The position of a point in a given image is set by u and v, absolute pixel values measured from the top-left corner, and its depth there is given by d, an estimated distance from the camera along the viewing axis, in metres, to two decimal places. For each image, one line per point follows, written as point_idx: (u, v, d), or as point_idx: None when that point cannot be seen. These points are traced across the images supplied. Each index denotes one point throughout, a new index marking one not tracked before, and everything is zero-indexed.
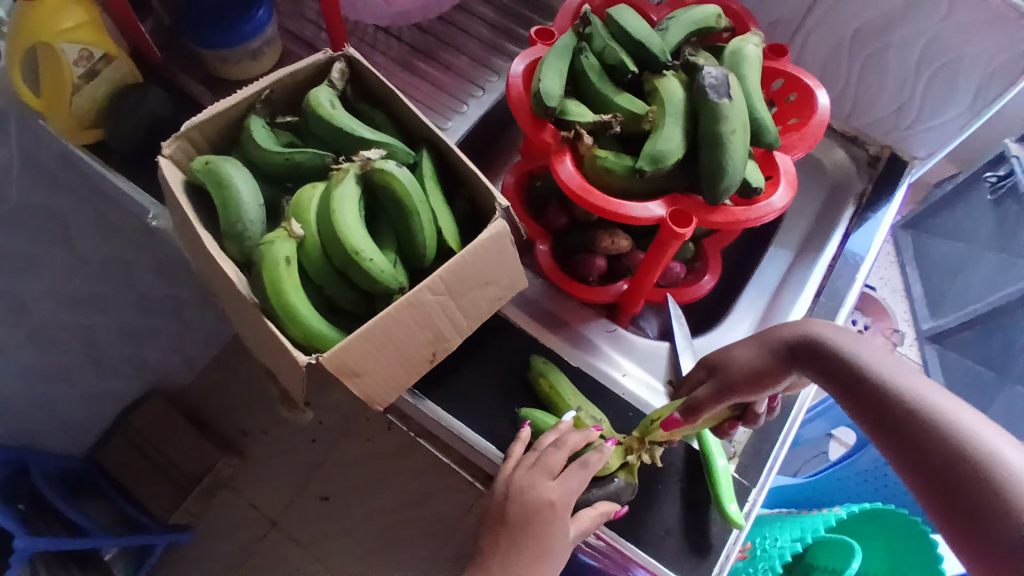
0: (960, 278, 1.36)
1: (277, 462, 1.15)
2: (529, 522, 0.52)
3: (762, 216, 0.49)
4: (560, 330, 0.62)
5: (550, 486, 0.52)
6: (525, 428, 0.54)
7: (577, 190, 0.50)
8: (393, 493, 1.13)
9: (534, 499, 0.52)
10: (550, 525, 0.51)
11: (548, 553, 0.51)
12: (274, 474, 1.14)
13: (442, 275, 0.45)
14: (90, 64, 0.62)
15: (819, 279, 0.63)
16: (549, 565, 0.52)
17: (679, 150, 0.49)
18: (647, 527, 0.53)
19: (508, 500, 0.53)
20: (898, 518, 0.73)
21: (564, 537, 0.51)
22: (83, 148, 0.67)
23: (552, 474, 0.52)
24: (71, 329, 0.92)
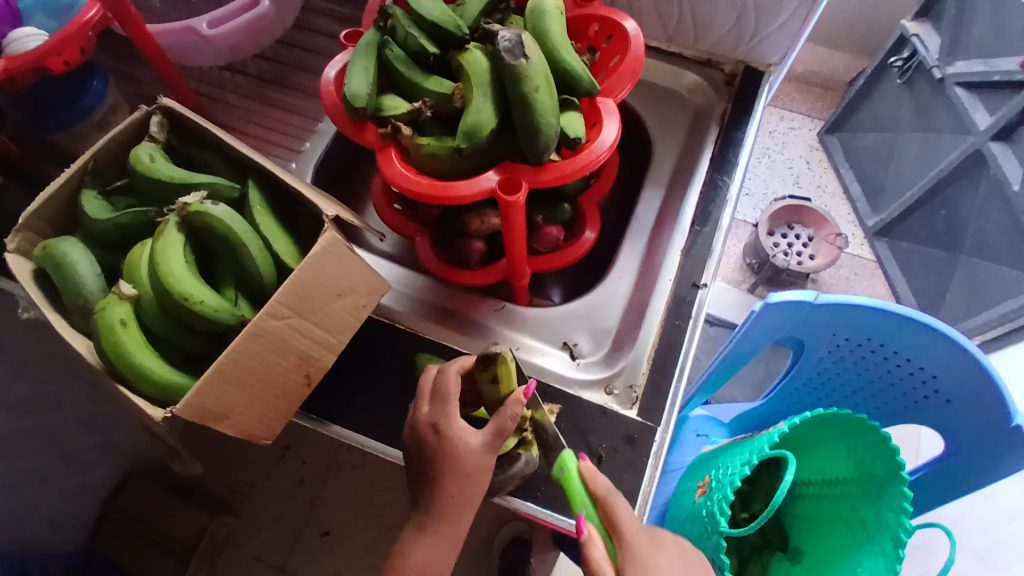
0: (891, 165, 1.35)
1: (267, 514, 1.11)
2: (430, 446, 0.49)
3: (590, 162, 0.48)
4: (453, 320, 0.62)
5: (453, 410, 0.49)
6: (425, 375, 0.51)
7: (405, 181, 0.49)
8: (388, 511, 1.10)
9: (451, 428, 0.49)
10: (450, 439, 0.48)
11: (472, 464, 0.49)
12: (269, 524, 1.11)
13: (280, 299, 0.45)
14: None
15: (693, 206, 0.63)
16: (477, 481, 0.49)
17: (492, 118, 0.48)
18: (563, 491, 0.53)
19: (416, 436, 0.49)
20: (846, 420, 0.71)
21: (469, 443, 0.48)
22: None
23: (446, 399, 0.49)
24: None
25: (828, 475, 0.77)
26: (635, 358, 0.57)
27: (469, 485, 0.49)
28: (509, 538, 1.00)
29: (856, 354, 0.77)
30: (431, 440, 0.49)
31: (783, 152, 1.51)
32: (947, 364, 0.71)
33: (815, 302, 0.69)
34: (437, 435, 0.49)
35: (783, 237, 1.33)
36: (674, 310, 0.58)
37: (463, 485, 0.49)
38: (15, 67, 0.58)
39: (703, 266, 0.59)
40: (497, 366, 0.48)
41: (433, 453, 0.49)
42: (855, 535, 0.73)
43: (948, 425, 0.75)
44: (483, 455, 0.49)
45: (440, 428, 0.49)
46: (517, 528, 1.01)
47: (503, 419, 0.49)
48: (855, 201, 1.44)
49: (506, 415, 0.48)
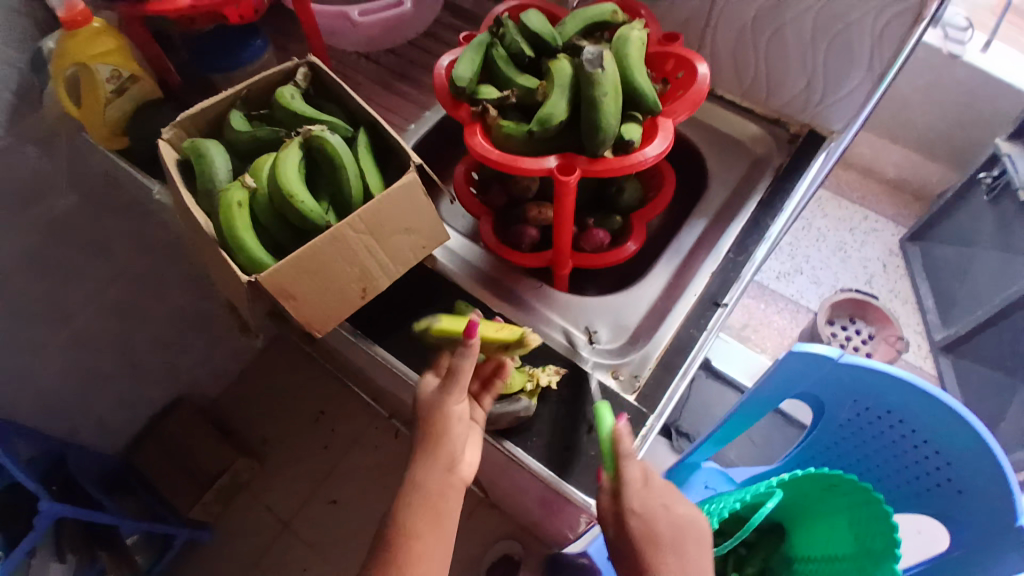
0: (968, 279, 1.33)
1: (292, 472, 1.28)
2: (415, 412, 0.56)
3: (639, 162, 0.56)
4: (497, 289, 0.70)
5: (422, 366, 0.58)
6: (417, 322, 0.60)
7: (481, 150, 0.58)
8: (394, 497, 1.24)
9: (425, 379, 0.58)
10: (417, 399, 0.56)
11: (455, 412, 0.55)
12: (292, 480, 1.27)
13: (361, 215, 0.54)
14: (120, 83, 0.76)
15: (733, 237, 0.68)
16: (441, 427, 0.54)
17: (565, 113, 0.58)
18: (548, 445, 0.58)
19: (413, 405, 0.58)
20: (851, 487, 0.72)
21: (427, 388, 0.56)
22: (113, 152, 0.81)
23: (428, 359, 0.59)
24: (109, 332, 1.06)
25: (829, 549, 0.78)
26: (645, 353, 0.62)
27: (456, 441, 0.54)
28: (498, 554, 1.13)
29: (874, 427, 0.77)
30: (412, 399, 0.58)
31: (861, 250, 1.49)
32: (965, 452, 0.71)
33: (840, 360, 0.70)
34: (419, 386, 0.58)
35: (843, 329, 1.29)
36: (692, 319, 0.63)
37: (446, 442, 0.54)
38: (199, 6, 0.71)
39: (728, 288, 0.64)
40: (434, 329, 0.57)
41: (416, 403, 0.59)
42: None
43: (957, 516, 0.74)
44: (454, 401, 0.54)
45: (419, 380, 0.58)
46: (509, 547, 1.13)
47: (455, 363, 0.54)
48: (926, 311, 1.41)
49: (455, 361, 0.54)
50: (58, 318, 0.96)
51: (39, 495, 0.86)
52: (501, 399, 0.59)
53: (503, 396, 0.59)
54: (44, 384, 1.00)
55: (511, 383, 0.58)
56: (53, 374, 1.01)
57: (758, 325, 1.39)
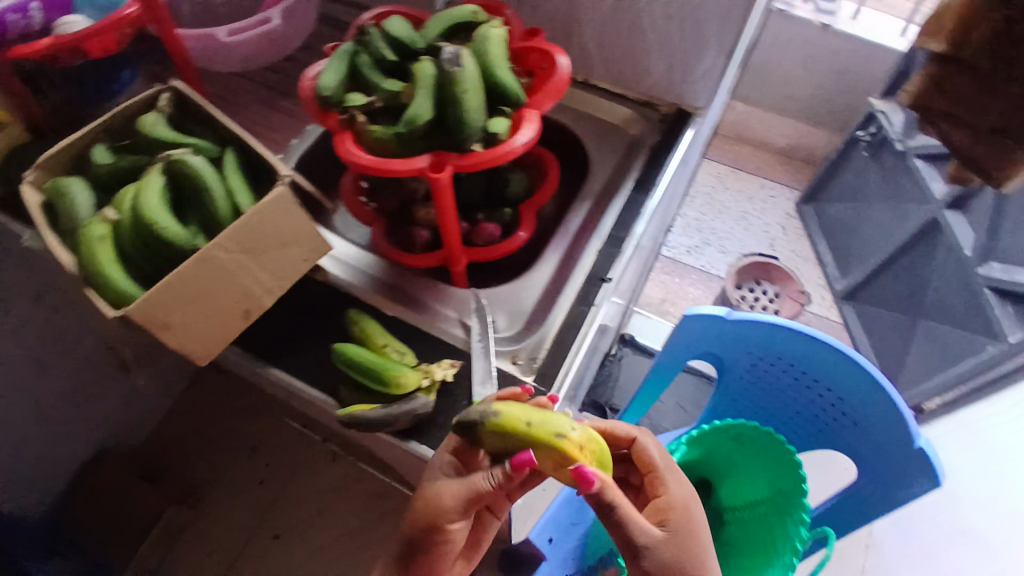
0: (859, 232, 1.42)
1: (229, 512, 1.23)
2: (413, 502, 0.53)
3: (507, 151, 0.57)
4: (396, 295, 0.69)
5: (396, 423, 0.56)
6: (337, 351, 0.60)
7: (352, 156, 0.58)
8: (341, 519, 1.22)
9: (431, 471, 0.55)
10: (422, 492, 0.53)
11: (455, 534, 0.51)
12: (230, 520, 1.23)
13: (231, 234, 0.53)
14: None
15: (614, 215, 0.71)
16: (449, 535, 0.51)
17: (430, 113, 0.58)
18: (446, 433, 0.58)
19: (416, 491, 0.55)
20: (755, 434, 0.78)
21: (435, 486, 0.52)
22: None
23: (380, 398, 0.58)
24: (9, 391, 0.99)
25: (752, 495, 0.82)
26: (540, 338, 0.64)
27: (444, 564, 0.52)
28: None
29: (770, 374, 0.83)
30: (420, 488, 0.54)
31: (762, 217, 1.58)
32: (853, 388, 0.76)
33: (729, 317, 0.76)
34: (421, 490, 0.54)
35: (749, 293, 1.36)
36: (581, 296, 0.66)
37: (439, 559, 0.51)
38: (57, 45, 0.69)
39: (611, 264, 0.67)
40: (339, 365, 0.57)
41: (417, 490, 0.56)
42: (769, 550, 0.77)
43: (861, 449, 0.79)
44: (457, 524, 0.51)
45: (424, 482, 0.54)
46: None
47: (476, 485, 0.50)
48: (825, 265, 1.50)
49: (483, 483, 0.50)
50: None
51: None
52: (396, 400, 0.56)
53: (400, 395, 0.57)
54: None
55: (405, 382, 0.56)
56: None
57: (676, 300, 1.45)
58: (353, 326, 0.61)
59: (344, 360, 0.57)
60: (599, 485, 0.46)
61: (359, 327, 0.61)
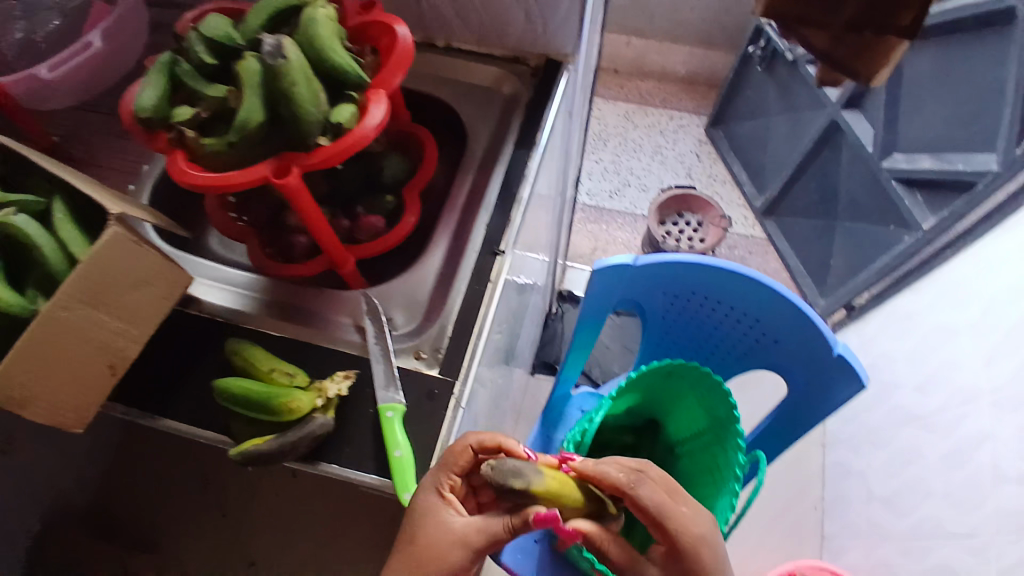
0: (768, 146, 1.44)
1: None
2: (411, 541, 0.47)
3: (355, 141, 0.53)
4: (283, 312, 0.64)
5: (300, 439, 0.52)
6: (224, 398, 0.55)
7: (189, 175, 0.53)
8: None
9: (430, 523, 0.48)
10: (426, 530, 0.47)
11: None
12: None
13: (68, 290, 0.49)
14: None
15: (498, 182, 0.68)
16: None
17: (262, 113, 0.54)
18: (353, 446, 0.55)
19: (411, 524, 0.48)
20: (688, 371, 0.78)
21: (450, 527, 0.47)
22: None
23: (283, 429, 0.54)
24: None
25: (694, 427, 0.83)
26: (441, 326, 0.61)
27: None
28: None
29: (691, 310, 0.83)
30: (421, 523, 0.48)
31: (675, 148, 1.57)
32: (768, 309, 0.77)
33: (637, 263, 0.75)
34: (420, 546, 0.47)
35: (674, 226, 1.36)
36: (476, 274, 0.63)
37: None
38: None
39: (502, 234, 0.64)
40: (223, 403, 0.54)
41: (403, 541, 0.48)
42: (719, 479, 0.77)
43: (786, 368, 0.81)
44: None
45: (425, 539, 0.47)
46: None
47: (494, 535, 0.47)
48: (743, 185, 1.52)
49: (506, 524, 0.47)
50: None
51: None
52: (293, 425, 0.54)
53: (296, 421, 0.54)
54: None
55: (298, 406, 0.53)
56: None
57: (605, 246, 1.45)
58: (235, 357, 0.57)
59: (229, 399, 0.54)
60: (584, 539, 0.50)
61: (242, 356, 0.57)
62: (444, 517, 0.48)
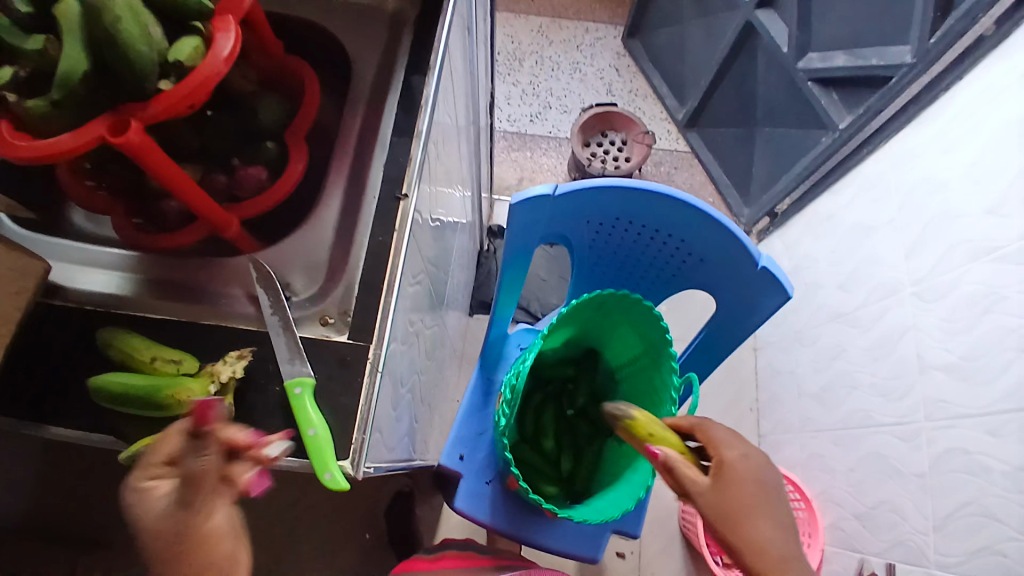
0: (686, 56, 1.39)
1: None
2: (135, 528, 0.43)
3: (205, 80, 0.46)
4: (166, 289, 0.57)
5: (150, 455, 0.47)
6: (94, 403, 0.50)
7: (8, 146, 0.44)
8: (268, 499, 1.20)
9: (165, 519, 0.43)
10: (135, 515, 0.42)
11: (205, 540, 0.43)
12: None
13: None
14: None
15: (392, 118, 0.62)
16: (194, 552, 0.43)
17: (85, 58, 0.45)
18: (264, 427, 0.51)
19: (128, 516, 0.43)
20: (618, 300, 0.76)
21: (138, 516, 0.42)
22: None
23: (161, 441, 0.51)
24: None
25: (631, 352, 0.83)
26: (347, 285, 0.56)
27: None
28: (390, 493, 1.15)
29: (617, 236, 0.81)
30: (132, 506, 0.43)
31: (593, 63, 1.50)
32: (693, 227, 0.76)
33: (556, 193, 0.71)
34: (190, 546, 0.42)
35: (598, 147, 1.32)
36: (379, 225, 0.57)
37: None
38: None
39: (403, 176, 0.59)
40: (100, 398, 0.50)
41: (145, 545, 0.43)
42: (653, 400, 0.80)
43: (713, 284, 0.81)
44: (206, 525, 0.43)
45: (187, 540, 0.42)
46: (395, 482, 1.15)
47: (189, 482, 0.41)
48: (664, 98, 1.47)
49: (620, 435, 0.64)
50: None
51: None
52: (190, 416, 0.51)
53: (193, 411, 0.51)
54: None
55: (188, 395, 0.50)
56: None
57: (532, 174, 1.39)
58: (115, 350, 0.51)
59: (105, 398, 0.50)
60: (663, 458, 0.61)
61: (120, 347, 0.51)
62: (163, 513, 0.42)
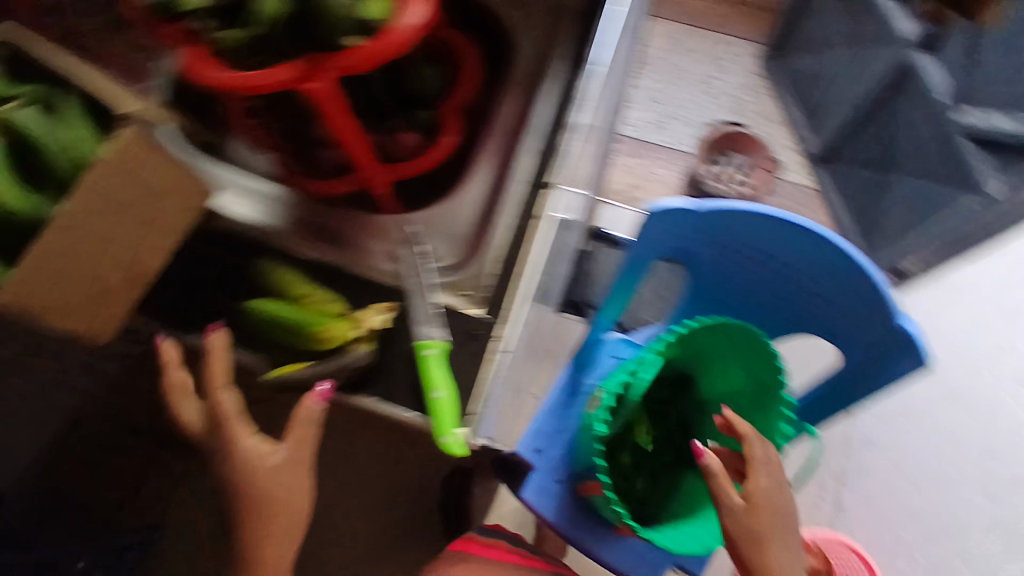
0: (828, 86, 1.31)
1: None
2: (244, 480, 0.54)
3: (395, 45, 0.45)
4: (318, 233, 0.60)
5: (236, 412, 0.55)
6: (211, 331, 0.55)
7: (205, 72, 0.45)
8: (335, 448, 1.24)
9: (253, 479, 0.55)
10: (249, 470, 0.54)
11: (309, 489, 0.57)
12: None
13: (85, 188, 0.44)
14: None
15: (551, 105, 0.61)
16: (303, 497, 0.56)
17: (285, 1, 0.45)
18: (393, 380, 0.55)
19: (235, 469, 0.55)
20: (736, 331, 0.74)
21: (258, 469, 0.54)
22: None
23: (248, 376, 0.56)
24: None
25: (733, 385, 0.81)
26: (484, 261, 0.58)
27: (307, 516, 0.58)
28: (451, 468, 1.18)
29: (745, 264, 0.78)
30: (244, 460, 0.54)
31: (725, 78, 1.44)
32: (830, 270, 0.72)
33: (699, 209, 0.70)
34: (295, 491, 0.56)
35: (721, 167, 1.27)
36: (524, 211, 0.58)
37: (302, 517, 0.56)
38: None
39: (551, 166, 0.58)
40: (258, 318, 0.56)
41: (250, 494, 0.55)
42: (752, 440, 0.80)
43: (843, 330, 0.77)
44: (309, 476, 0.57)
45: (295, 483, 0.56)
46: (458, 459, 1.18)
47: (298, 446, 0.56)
48: (797, 125, 1.39)
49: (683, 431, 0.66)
50: None
51: None
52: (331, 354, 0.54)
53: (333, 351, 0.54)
54: None
55: (332, 335, 0.53)
56: None
57: (643, 183, 1.37)
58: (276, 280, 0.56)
59: (268, 320, 0.55)
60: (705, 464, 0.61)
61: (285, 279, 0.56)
62: (281, 464, 0.55)
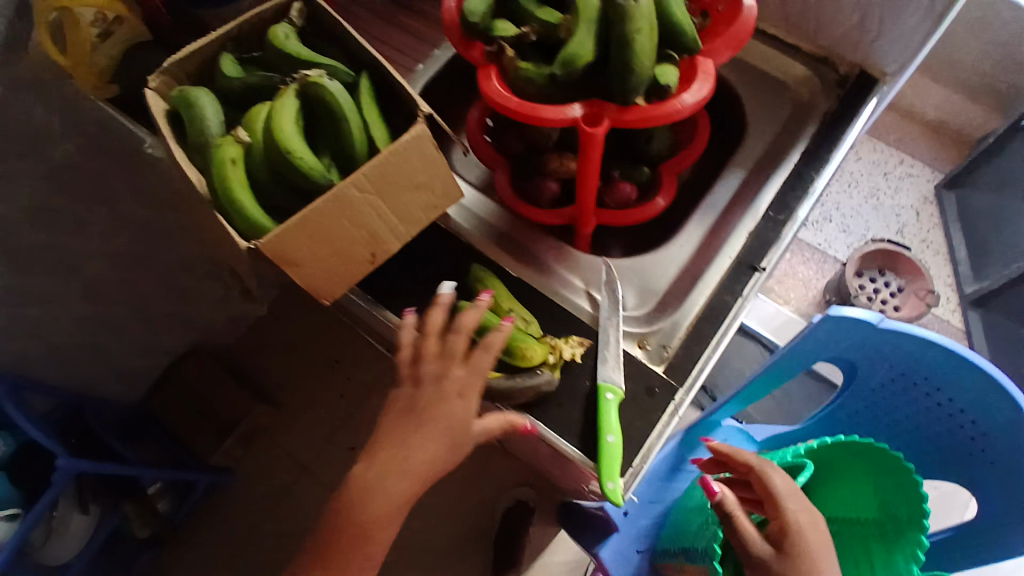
0: (1007, 232, 1.25)
1: (308, 419, 1.23)
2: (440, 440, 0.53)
3: (672, 111, 0.49)
4: (515, 250, 0.64)
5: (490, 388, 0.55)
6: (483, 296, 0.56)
7: (497, 97, 0.51)
8: None
9: (449, 424, 0.53)
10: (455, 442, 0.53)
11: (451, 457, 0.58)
12: (308, 427, 1.23)
13: (366, 171, 0.49)
14: (106, 26, 0.68)
15: (774, 192, 0.62)
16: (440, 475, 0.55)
17: (591, 53, 0.49)
18: (564, 412, 0.56)
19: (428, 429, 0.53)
20: (881, 457, 0.67)
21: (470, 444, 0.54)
22: (104, 100, 0.72)
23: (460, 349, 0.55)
24: (121, 286, 0.96)
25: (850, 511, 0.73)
26: (675, 321, 0.59)
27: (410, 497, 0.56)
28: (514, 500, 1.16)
29: (908, 393, 0.75)
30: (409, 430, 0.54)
31: (894, 197, 1.40)
32: (1006, 426, 0.68)
33: (878, 325, 0.67)
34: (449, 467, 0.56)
35: (870, 282, 1.23)
36: (725, 285, 0.59)
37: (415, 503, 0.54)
38: None
39: (765, 251, 0.60)
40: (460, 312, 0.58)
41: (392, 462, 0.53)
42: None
43: (985, 486, 0.73)
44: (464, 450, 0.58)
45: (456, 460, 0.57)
46: (523, 493, 1.17)
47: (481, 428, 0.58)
48: (958, 263, 1.33)
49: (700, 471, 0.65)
50: (65, 274, 0.86)
51: (56, 452, 0.81)
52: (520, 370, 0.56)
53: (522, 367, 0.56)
54: (58, 339, 0.91)
55: (531, 355, 0.55)
56: (48, 344, 0.90)
57: (782, 276, 1.34)
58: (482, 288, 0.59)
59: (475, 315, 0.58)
60: (719, 497, 0.60)
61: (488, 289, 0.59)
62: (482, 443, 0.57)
